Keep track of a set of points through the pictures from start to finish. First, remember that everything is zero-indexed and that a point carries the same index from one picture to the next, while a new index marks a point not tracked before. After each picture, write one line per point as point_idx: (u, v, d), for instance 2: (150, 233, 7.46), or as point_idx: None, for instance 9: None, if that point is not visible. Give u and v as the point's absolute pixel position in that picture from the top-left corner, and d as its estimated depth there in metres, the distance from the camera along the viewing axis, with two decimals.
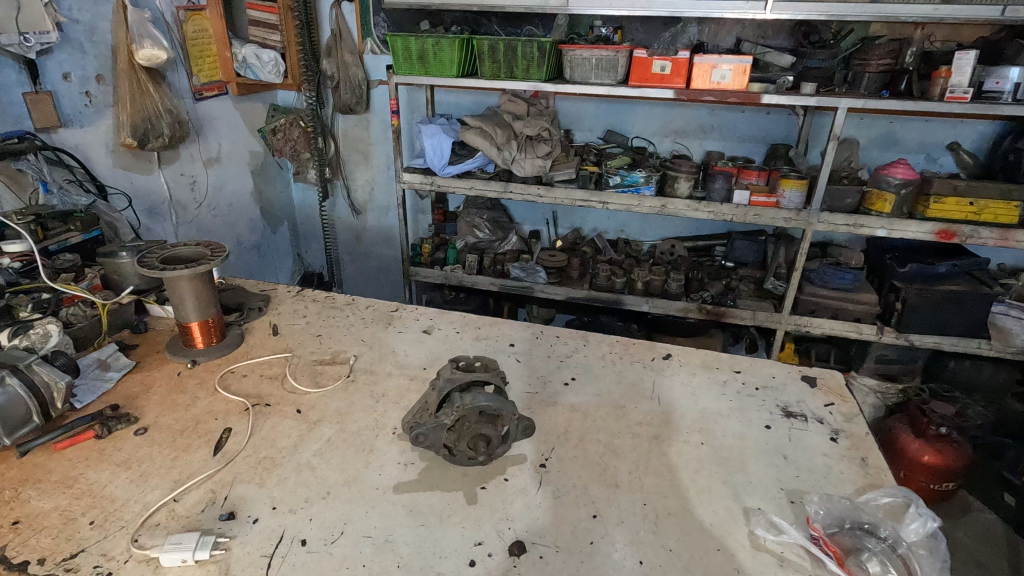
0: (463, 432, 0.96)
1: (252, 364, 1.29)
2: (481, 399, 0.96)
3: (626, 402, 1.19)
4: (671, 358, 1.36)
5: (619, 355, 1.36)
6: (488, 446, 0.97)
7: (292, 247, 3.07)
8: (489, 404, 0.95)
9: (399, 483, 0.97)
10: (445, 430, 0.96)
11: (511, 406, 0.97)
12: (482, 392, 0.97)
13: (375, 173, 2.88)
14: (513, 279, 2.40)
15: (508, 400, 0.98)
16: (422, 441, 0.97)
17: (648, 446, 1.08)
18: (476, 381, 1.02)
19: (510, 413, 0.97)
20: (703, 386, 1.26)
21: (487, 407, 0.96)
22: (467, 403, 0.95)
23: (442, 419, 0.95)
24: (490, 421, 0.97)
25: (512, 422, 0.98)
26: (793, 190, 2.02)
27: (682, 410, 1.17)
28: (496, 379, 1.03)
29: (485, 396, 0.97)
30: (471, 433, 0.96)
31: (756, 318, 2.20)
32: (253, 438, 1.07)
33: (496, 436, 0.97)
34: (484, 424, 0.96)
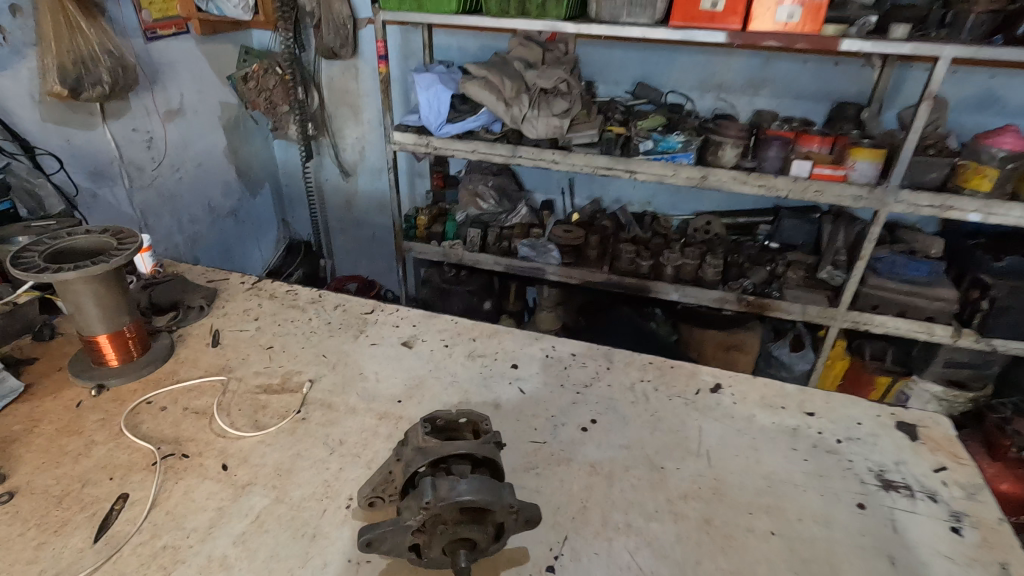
0: (435, 535, 0.66)
1: (176, 392, 1.00)
2: (462, 490, 0.65)
3: (665, 461, 0.89)
4: (721, 392, 1.04)
5: (653, 386, 1.05)
6: (473, 551, 0.68)
7: (276, 213, 2.75)
8: (471, 499, 0.64)
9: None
10: (410, 532, 0.66)
11: (506, 499, 0.67)
12: (463, 478, 0.67)
13: (366, 130, 2.52)
14: (522, 259, 2.08)
15: (502, 489, 0.68)
16: (377, 546, 0.67)
17: (697, 538, 0.78)
18: (459, 453, 0.71)
19: (506, 509, 0.67)
20: (765, 436, 0.95)
21: (471, 503, 0.65)
22: (442, 497, 0.65)
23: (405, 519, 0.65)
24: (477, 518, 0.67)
25: (509, 519, 0.68)
26: (864, 160, 1.64)
27: (741, 478, 0.87)
28: (485, 451, 0.72)
29: (467, 486, 0.66)
30: (448, 538, 0.66)
31: (806, 313, 1.86)
32: (154, 513, 0.78)
33: (486, 540, 0.68)
34: (467, 524, 0.66)
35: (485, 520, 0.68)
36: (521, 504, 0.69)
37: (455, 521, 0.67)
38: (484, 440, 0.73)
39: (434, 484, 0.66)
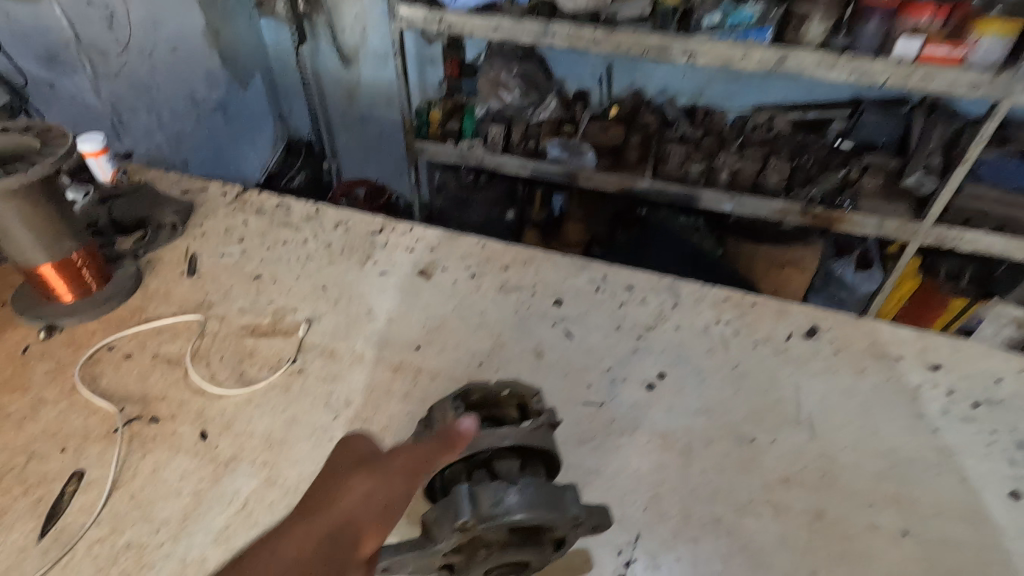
0: (479, 557, 0.53)
1: (144, 335, 0.81)
2: (511, 507, 0.50)
3: (757, 432, 0.70)
4: (818, 339, 0.83)
5: (734, 330, 0.84)
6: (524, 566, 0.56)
7: (270, 108, 2.44)
8: (527, 519, 0.50)
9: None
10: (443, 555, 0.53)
11: (572, 510, 0.51)
12: (511, 490, 0.51)
13: (366, 5, 2.13)
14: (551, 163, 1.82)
15: (565, 496, 0.52)
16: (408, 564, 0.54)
17: (808, 539, 0.60)
18: (500, 444, 0.55)
19: (570, 523, 0.52)
20: (882, 397, 0.75)
21: (525, 523, 0.50)
22: (488, 517, 0.50)
23: (435, 544, 0.51)
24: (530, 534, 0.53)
25: (574, 531, 0.53)
26: (991, 37, 1.32)
27: (857, 456, 0.68)
28: (535, 442, 0.56)
29: (518, 500, 0.51)
30: (495, 556, 0.53)
31: (882, 227, 1.62)
32: (115, 498, 0.63)
33: (543, 554, 0.54)
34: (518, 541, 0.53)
35: (540, 534, 0.54)
36: (590, 513, 0.54)
37: (501, 540, 0.53)
38: (533, 425, 0.57)
39: (473, 496, 0.51)
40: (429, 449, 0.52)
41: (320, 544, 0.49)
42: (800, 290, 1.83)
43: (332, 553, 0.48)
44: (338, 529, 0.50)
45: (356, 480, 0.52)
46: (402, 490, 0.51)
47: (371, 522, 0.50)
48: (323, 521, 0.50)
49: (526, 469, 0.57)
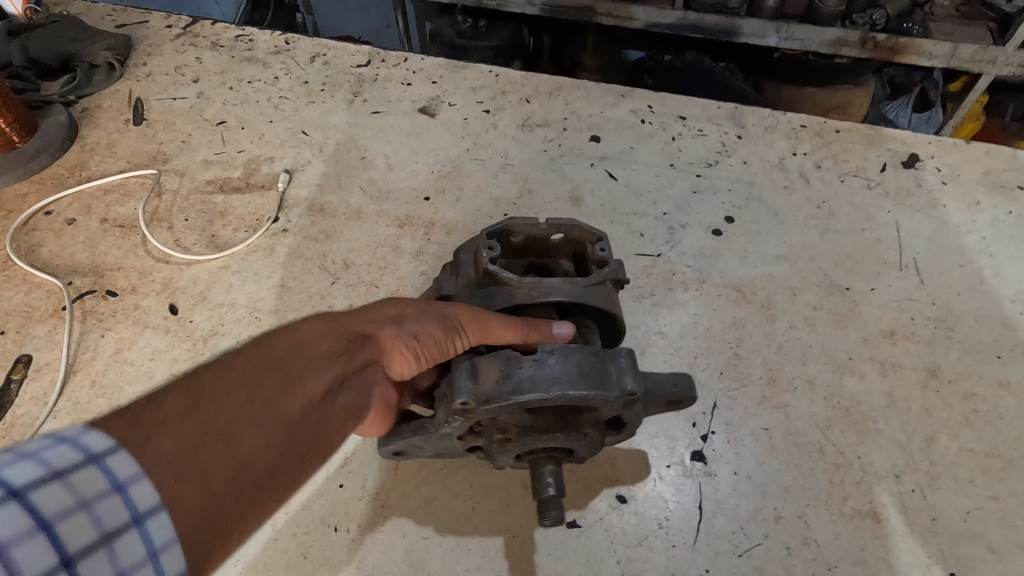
0: (498, 446, 0.42)
1: (88, 195, 0.66)
2: (523, 383, 0.37)
3: (852, 279, 0.57)
4: (920, 168, 0.67)
5: (817, 163, 0.67)
6: (568, 459, 0.44)
7: None
8: (544, 397, 0.37)
9: (401, 488, 0.47)
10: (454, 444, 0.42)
11: (608, 389, 0.38)
12: (528, 359, 0.38)
13: None
14: None
15: (605, 368, 0.39)
16: (414, 453, 0.44)
17: (923, 399, 0.50)
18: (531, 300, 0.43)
19: (610, 404, 0.39)
20: (1002, 234, 0.61)
21: (545, 403, 0.38)
22: (491, 395, 0.38)
23: (439, 428, 0.41)
24: (562, 418, 0.40)
25: (627, 410, 0.40)
26: None
27: (977, 303, 0.56)
28: (593, 302, 0.43)
29: (534, 374, 0.38)
30: (517, 446, 0.41)
31: None
32: (73, 386, 0.52)
33: (586, 444, 0.42)
34: (545, 427, 0.40)
35: (580, 418, 0.41)
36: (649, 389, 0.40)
37: (523, 425, 0.40)
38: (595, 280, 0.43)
39: (476, 371, 0.39)
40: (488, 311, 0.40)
41: (340, 344, 0.40)
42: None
43: (354, 359, 0.40)
44: (362, 337, 0.41)
45: (407, 302, 0.43)
46: (444, 338, 0.41)
47: (401, 348, 0.42)
48: (356, 321, 0.42)
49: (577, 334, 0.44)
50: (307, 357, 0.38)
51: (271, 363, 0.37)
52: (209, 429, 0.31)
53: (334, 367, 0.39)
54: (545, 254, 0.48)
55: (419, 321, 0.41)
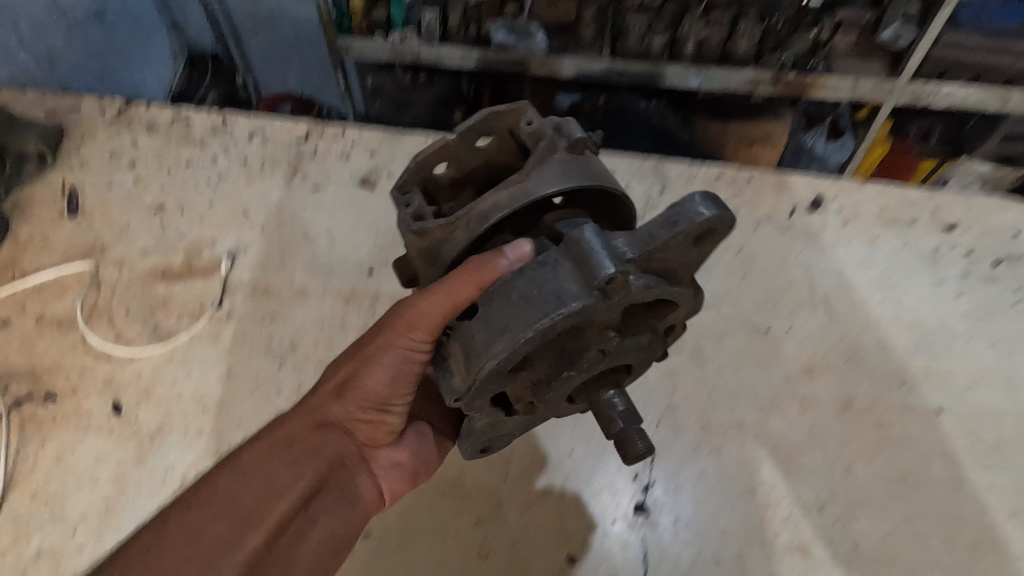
0: (537, 406, 0.45)
1: (22, 295, 0.65)
2: (482, 353, 0.40)
3: (772, 320, 0.62)
4: (824, 211, 0.73)
5: (733, 211, 0.73)
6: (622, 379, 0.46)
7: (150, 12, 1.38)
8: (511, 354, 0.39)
9: (380, 518, 0.51)
10: (474, 442, 0.49)
11: (569, 301, 0.39)
12: (476, 327, 0.41)
13: None
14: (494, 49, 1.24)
15: (556, 284, 0.40)
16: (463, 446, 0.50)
17: (840, 430, 0.54)
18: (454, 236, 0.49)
19: (592, 311, 0.40)
20: (899, 268, 0.67)
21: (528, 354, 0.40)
22: (458, 387, 0.42)
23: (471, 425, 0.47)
24: (561, 358, 0.43)
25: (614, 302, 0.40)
26: None
27: (882, 333, 0.61)
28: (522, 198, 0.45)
29: (486, 334, 0.40)
30: (539, 403, 0.45)
31: None
32: (13, 500, 0.52)
33: (612, 357, 0.43)
34: (555, 372, 0.44)
35: (583, 335, 0.43)
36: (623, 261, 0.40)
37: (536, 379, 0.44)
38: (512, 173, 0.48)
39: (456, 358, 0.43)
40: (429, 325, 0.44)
41: (300, 441, 0.46)
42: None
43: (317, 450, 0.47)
44: (320, 425, 0.47)
45: (358, 360, 0.48)
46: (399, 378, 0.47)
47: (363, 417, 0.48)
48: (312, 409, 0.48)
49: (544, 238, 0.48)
50: (266, 472, 0.45)
51: (235, 486, 0.44)
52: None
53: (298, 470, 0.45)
54: (492, 167, 0.53)
55: (365, 373, 0.47)
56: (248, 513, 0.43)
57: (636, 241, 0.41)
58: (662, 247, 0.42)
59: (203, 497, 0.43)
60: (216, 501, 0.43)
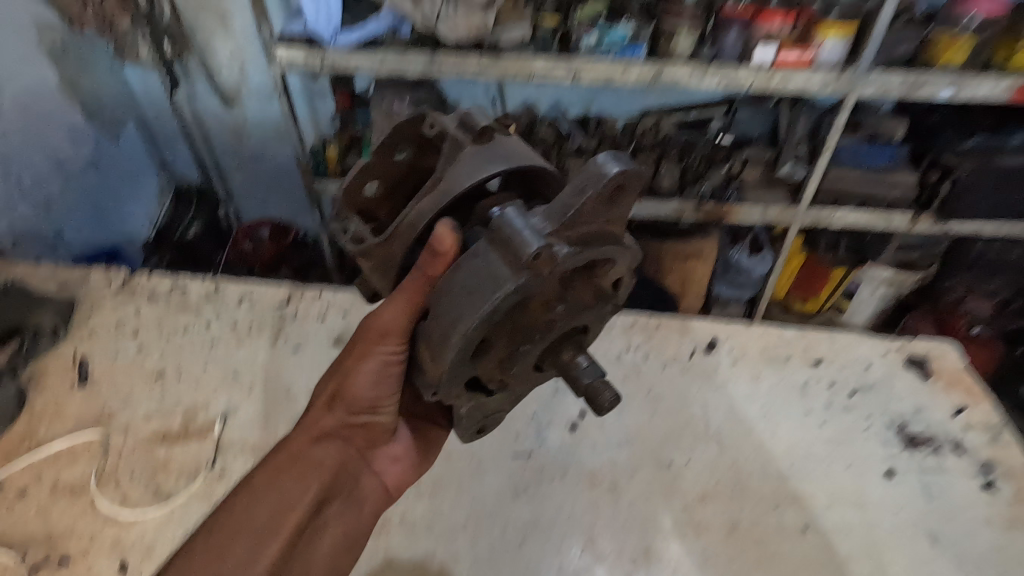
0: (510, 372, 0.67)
1: (39, 464, 0.77)
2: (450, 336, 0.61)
3: (673, 454, 0.77)
4: (718, 351, 0.90)
5: (645, 355, 0.89)
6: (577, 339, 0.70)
7: None
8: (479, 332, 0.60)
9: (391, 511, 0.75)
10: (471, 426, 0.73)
11: (504, 281, 0.59)
12: (435, 322, 0.63)
13: (241, 42, 1.98)
14: None
15: (495, 271, 0.60)
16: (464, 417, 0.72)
17: (727, 553, 0.69)
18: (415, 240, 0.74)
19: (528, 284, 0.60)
20: (775, 399, 0.83)
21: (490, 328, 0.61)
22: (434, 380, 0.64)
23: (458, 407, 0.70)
24: (519, 334, 0.65)
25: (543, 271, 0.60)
26: (834, 40, 1.44)
27: (760, 462, 0.76)
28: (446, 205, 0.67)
29: (452, 319, 0.61)
30: (508, 377, 0.68)
31: (766, 215, 1.76)
32: None
33: (560, 321, 0.66)
34: (517, 344, 0.66)
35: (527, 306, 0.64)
36: (546, 235, 0.61)
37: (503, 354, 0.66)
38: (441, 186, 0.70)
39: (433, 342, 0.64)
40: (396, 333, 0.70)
41: (315, 445, 0.72)
42: (698, 299, 2.05)
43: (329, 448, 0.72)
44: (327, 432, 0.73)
45: (345, 380, 0.74)
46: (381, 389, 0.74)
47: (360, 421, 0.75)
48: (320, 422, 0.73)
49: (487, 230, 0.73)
50: (296, 466, 0.70)
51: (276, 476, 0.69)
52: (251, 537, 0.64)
53: (319, 462, 0.71)
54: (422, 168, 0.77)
55: (351, 387, 0.73)
56: (288, 494, 0.68)
57: (548, 218, 0.61)
58: (576, 214, 0.62)
59: (252, 486, 0.68)
60: (261, 488, 0.68)
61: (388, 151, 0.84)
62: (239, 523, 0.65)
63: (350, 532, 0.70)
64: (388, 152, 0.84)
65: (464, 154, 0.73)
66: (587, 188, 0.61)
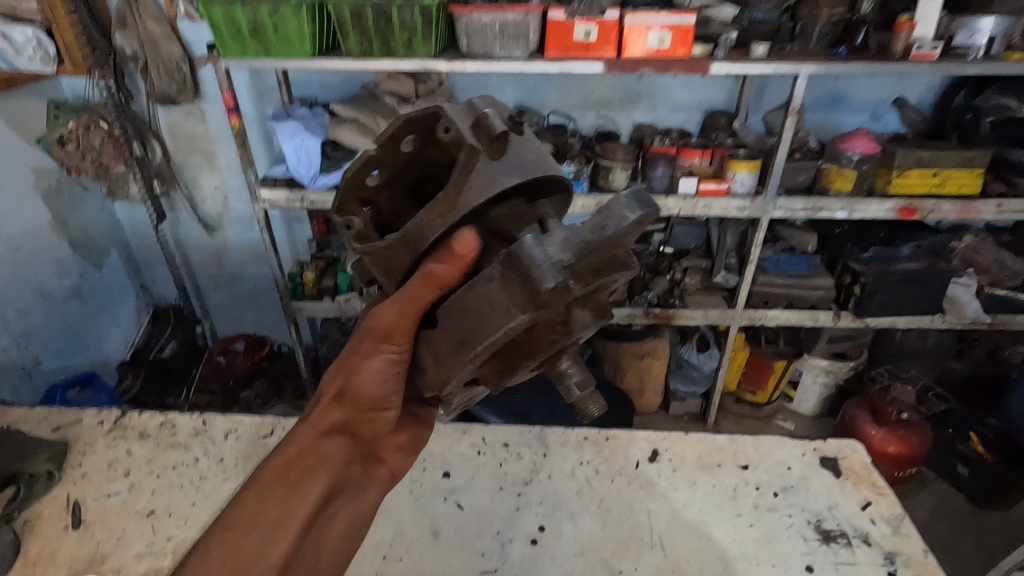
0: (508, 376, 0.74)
1: None
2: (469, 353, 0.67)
3: (622, 562, 0.87)
4: (659, 461, 1.02)
5: (595, 467, 1.01)
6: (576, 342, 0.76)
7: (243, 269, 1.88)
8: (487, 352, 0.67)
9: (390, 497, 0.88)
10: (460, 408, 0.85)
11: (514, 316, 0.65)
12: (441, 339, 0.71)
13: (226, 178, 2.17)
14: None
15: (505, 298, 0.66)
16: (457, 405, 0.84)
17: None
18: (425, 248, 0.72)
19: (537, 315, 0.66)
20: (710, 503, 0.95)
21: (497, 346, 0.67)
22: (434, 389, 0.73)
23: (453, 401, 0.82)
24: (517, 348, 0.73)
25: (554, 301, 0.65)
26: (744, 172, 1.69)
27: (698, 567, 0.86)
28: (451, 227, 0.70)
29: (469, 339, 0.67)
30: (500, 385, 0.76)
31: (709, 317, 1.93)
32: None
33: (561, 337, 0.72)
34: (511, 361, 0.74)
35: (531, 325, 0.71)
36: (562, 266, 0.64)
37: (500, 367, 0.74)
38: (452, 199, 0.69)
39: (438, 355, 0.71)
40: (401, 334, 0.76)
41: (323, 436, 0.81)
42: (656, 396, 2.23)
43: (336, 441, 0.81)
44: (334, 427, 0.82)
45: (350, 375, 0.82)
46: (384, 386, 0.81)
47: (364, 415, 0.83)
48: (327, 416, 0.82)
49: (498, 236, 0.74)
50: (309, 458, 0.78)
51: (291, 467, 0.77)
52: (271, 521, 0.73)
53: (330, 453, 0.80)
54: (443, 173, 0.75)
55: (358, 384, 0.81)
56: (303, 482, 0.76)
57: (567, 250, 0.66)
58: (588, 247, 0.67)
59: (269, 475, 0.76)
60: (277, 477, 0.76)
61: (395, 140, 0.73)
62: (254, 514, 0.73)
63: (359, 518, 0.79)
64: (394, 141, 0.73)
65: (480, 176, 0.68)
66: (605, 229, 0.68)
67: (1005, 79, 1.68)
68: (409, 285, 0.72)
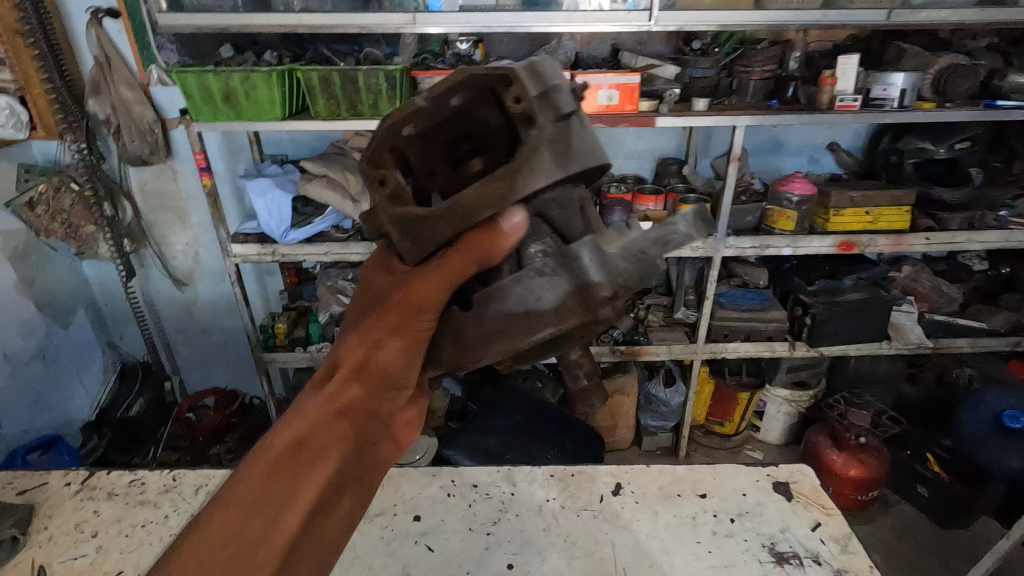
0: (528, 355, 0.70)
1: None
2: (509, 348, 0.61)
3: None
4: (623, 493, 1.06)
5: (562, 503, 1.05)
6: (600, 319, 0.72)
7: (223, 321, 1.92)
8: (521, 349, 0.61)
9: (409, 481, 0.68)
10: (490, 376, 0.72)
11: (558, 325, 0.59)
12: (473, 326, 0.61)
13: (197, 234, 2.20)
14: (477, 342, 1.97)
15: (553, 300, 0.59)
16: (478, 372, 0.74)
17: None
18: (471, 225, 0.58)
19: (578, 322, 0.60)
20: (671, 532, 0.99)
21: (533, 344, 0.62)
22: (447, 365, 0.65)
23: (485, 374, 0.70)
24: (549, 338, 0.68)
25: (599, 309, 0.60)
26: None
27: None
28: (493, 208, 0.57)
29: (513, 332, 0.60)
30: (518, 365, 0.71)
31: (672, 351, 2.01)
32: None
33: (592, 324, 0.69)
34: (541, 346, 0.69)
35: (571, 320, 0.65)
36: (613, 275, 0.59)
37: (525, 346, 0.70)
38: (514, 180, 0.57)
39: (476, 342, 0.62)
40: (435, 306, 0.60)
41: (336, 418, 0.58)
42: (628, 431, 2.28)
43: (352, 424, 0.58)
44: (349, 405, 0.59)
45: (372, 342, 0.61)
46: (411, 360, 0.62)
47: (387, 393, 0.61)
48: (342, 392, 0.59)
49: (542, 221, 0.65)
50: (315, 443, 0.56)
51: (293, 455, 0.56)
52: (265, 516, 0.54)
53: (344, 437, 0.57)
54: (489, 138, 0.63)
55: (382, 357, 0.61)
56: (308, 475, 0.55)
57: (624, 261, 0.59)
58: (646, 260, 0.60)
59: (267, 460, 0.55)
60: (276, 463, 0.55)
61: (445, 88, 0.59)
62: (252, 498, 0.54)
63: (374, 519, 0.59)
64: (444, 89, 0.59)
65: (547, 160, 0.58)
66: (671, 244, 0.59)
67: (921, 125, 1.86)
68: (441, 262, 0.59)
